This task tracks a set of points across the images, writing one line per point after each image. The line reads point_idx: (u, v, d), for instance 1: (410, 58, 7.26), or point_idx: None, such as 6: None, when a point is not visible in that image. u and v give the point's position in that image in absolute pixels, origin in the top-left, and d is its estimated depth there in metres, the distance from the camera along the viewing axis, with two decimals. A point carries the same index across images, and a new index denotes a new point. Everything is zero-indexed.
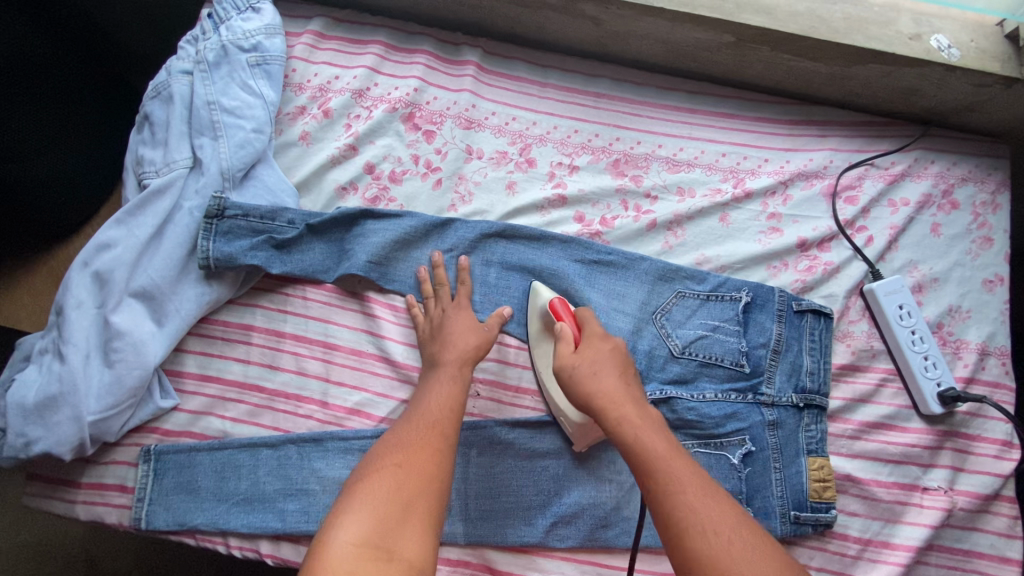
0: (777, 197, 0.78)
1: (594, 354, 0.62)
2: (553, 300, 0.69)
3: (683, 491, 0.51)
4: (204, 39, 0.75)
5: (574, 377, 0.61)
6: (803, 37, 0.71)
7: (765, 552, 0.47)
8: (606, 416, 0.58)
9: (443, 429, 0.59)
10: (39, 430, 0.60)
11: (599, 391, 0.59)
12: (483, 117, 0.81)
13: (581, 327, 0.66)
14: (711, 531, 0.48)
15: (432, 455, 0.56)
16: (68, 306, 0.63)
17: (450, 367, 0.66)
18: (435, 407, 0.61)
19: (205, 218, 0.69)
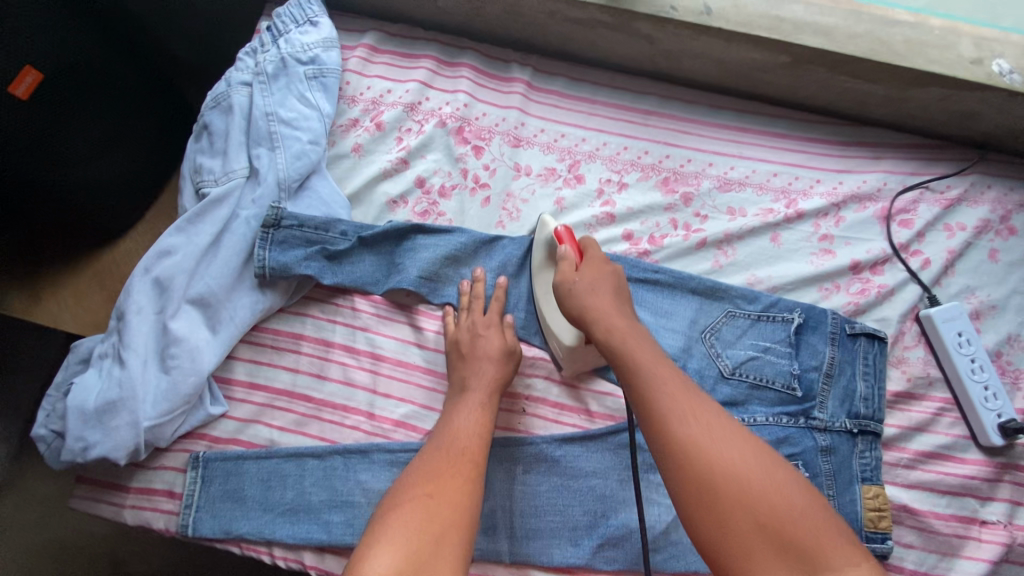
0: (829, 219, 0.78)
1: (594, 274, 0.64)
2: (559, 228, 0.69)
3: (667, 390, 0.53)
4: (263, 51, 0.77)
5: (569, 292, 0.63)
6: (863, 59, 0.71)
7: (746, 442, 0.50)
8: (597, 324, 0.60)
9: (474, 457, 0.59)
10: (97, 434, 0.60)
11: (590, 302, 0.61)
12: (532, 134, 0.81)
13: (583, 252, 0.67)
14: (693, 421, 0.50)
15: (464, 484, 0.55)
16: (130, 311, 0.64)
17: (478, 393, 0.66)
18: (464, 433, 0.61)
19: (263, 227, 0.70)
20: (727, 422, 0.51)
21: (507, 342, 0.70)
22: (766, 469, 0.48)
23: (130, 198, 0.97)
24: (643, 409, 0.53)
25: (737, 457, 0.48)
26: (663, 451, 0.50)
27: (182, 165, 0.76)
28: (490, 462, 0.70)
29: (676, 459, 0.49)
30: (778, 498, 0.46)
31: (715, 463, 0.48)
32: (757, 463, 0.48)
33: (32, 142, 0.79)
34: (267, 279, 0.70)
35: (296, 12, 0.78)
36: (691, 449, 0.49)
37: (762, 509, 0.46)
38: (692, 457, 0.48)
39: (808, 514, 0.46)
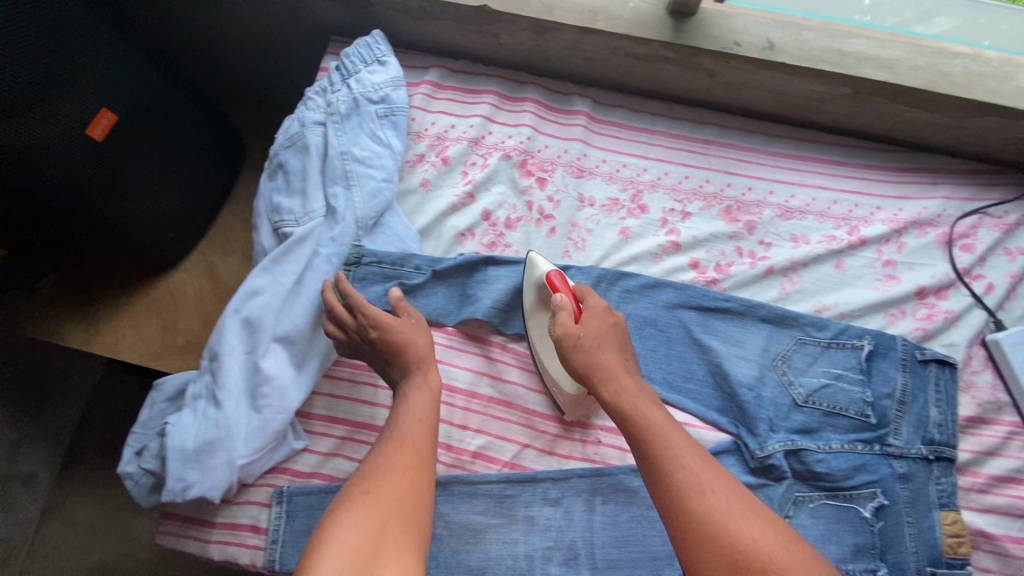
0: (891, 245, 0.79)
1: (598, 325, 0.65)
2: (552, 273, 0.70)
3: (677, 457, 0.55)
4: (333, 90, 0.78)
5: (576, 348, 0.64)
6: (924, 91, 0.72)
7: (756, 511, 0.52)
8: (605, 384, 0.62)
9: (423, 451, 0.57)
10: (196, 473, 0.62)
11: (597, 362, 0.63)
12: (594, 165, 0.83)
13: (582, 300, 0.68)
14: (705, 489, 0.52)
15: (408, 480, 0.54)
16: (223, 352, 0.66)
17: (421, 376, 0.64)
18: (413, 425, 0.59)
19: (345, 265, 0.72)
20: (737, 491, 0.53)
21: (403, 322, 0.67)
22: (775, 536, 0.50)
23: (188, 225, 1.01)
24: (656, 476, 0.55)
25: (749, 526, 0.50)
26: (677, 520, 0.52)
27: (257, 203, 0.78)
28: (569, 494, 0.70)
29: (691, 529, 0.51)
30: (787, 563, 0.48)
31: (727, 531, 0.49)
32: (764, 529, 0.50)
33: (103, 175, 0.85)
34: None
35: (365, 52, 0.80)
36: (705, 518, 0.50)
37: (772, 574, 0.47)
38: (705, 527, 0.50)
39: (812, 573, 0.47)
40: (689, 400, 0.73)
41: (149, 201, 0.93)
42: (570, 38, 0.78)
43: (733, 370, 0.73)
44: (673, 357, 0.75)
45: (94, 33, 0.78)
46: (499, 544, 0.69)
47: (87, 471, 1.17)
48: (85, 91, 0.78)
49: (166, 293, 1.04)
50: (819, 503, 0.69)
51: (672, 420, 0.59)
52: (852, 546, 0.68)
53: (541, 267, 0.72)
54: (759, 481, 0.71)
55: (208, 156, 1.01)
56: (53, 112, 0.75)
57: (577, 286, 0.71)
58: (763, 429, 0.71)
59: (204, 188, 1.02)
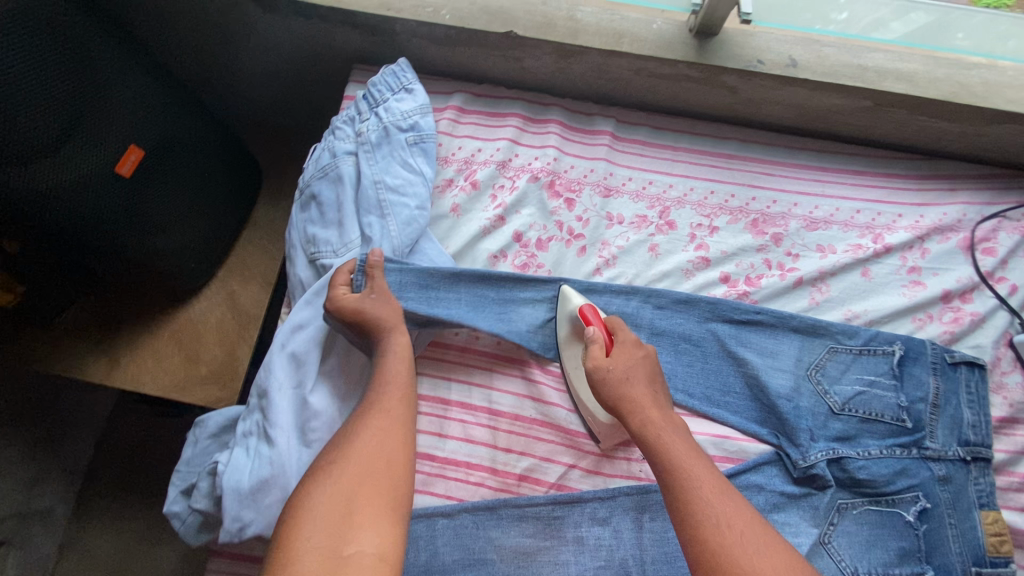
0: (915, 251, 0.80)
1: (627, 360, 0.66)
2: (584, 307, 0.71)
3: (699, 491, 0.55)
4: (362, 120, 0.79)
5: (605, 382, 0.65)
6: (945, 102, 0.74)
7: (777, 552, 0.51)
8: (633, 416, 0.62)
9: (399, 418, 0.60)
10: (252, 513, 0.62)
11: (628, 394, 0.63)
12: (621, 183, 0.84)
13: (613, 334, 0.69)
14: (724, 524, 0.53)
15: (382, 446, 0.57)
16: (272, 389, 0.67)
17: (396, 342, 0.66)
18: (388, 396, 0.62)
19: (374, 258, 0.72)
20: (760, 529, 0.53)
21: (363, 299, 0.67)
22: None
23: (208, 256, 1.01)
24: (675, 503, 0.56)
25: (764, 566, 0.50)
26: (692, 548, 0.53)
27: (289, 234, 0.79)
28: (617, 512, 0.71)
29: (706, 559, 0.51)
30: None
31: (742, 567, 0.50)
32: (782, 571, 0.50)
33: (127, 213, 0.84)
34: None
35: (391, 80, 0.81)
36: (721, 552, 0.51)
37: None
38: (720, 559, 0.51)
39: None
40: (729, 413, 0.74)
41: (170, 234, 0.92)
42: (595, 61, 0.79)
43: (770, 381, 0.74)
44: (710, 372, 0.76)
45: (120, 72, 0.79)
46: (550, 566, 0.69)
47: (103, 505, 1.17)
48: (113, 128, 0.78)
49: (188, 324, 1.03)
50: (861, 509, 0.70)
51: (701, 455, 0.59)
52: (898, 550, 0.69)
53: (575, 301, 0.73)
54: (803, 491, 0.72)
55: (226, 184, 1.01)
56: (83, 150, 0.75)
57: (608, 318, 0.72)
58: (804, 438, 0.72)
59: (223, 217, 1.02)
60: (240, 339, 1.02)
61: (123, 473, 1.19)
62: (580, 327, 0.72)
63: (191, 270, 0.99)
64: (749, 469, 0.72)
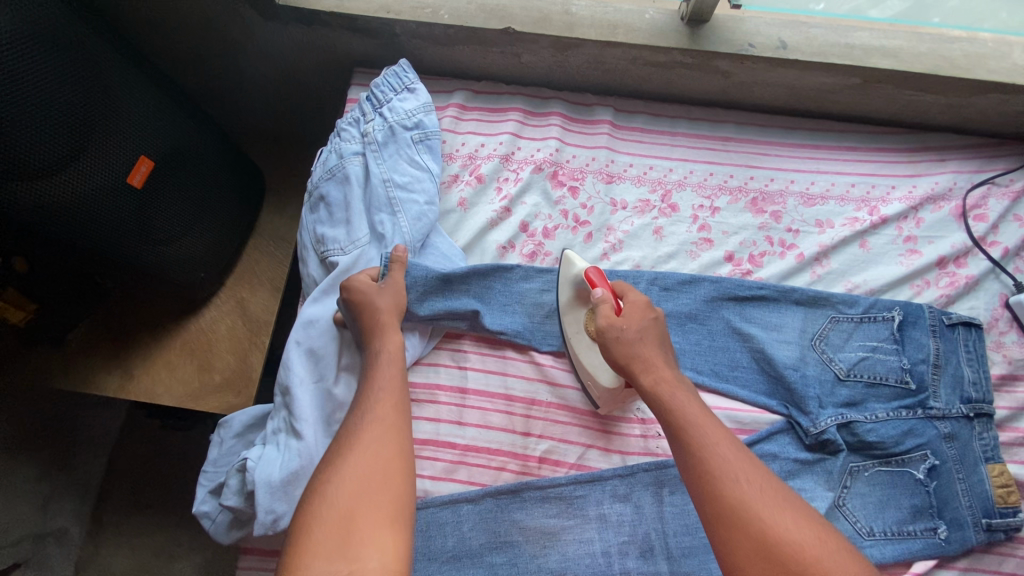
0: (909, 221, 0.83)
1: (638, 320, 0.69)
2: (589, 270, 0.73)
3: (713, 444, 0.57)
4: (367, 120, 0.81)
5: (615, 341, 0.68)
6: (930, 75, 0.77)
7: (795, 506, 0.52)
8: (646, 373, 0.65)
9: (393, 427, 0.57)
10: (284, 505, 0.64)
11: (640, 354, 0.66)
12: (622, 169, 0.86)
13: (622, 297, 0.72)
14: (741, 479, 0.54)
15: (378, 459, 0.53)
16: (294, 384, 0.68)
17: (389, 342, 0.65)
18: (380, 405, 0.59)
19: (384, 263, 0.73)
20: (775, 485, 0.54)
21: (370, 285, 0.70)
22: (811, 531, 0.50)
23: (217, 264, 1.02)
24: (689, 460, 0.57)
25: (781, 523, 0.51)
26: (707, 502, 0.54)
27: (300, 235, 0.80)
28: (637, 488, 0.73)
29: (722, 514, 0.52)
30: (824, 554, 0.49)
31: (760, 519, 0.51)
32: (801, 523, 0.51)
33: (140, 221, 0.85)
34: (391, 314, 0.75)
35: (394, 80, 0.82)
36: (739, 506, 0.52)
37: (805, 563, 0.48)
38: (737, 512, 0.52)
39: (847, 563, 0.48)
40: (738, 387, 0.76)
41: (183, 242, 0.93)
42: (592, 52, 0.82)
43: (776, 354, 0.76)
44: (717, 348, 0.78)
45: (130, 84, 0.81)
46: (575, 544, 0.71)
47: (119, 523, 1.16)
48: (123, 140, 0.79)
49: (199, 333, 1.04)
50: (873, 471, 0.72)
51: (712, 414, 0.61)
52: (910, 508, 0.71)
53: (577, 265, 0.75)
54: (816, 457, 0.73)
55: (234, 190, 1.02)
56: (92, 162, 0.76)
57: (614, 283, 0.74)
58: (813, 406, 0.73)
59: (232, 223, 1.03)
60: (252, 346, 1.03)
61: (139, 488, 1.18)
62: (582, 291, 0.75)
63: (203, 277, 1.00)
64: (763, 439, 0.74)
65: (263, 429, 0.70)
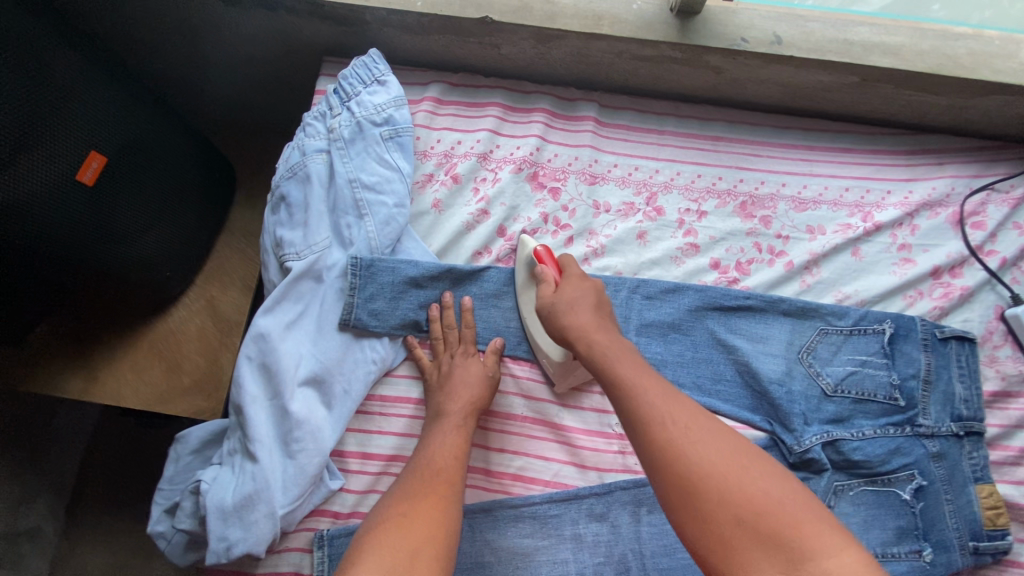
0: (904, 228, 0.79)
1: (573, 292, 0.66)
2: (538, 249, 0.71)
3: (667, 416, 0.53)
4: (333, 115, 0.76)
5: (554, 313, 0.65)
6: (931, 74, 0.73)
7: (761, 466, 0.50)
8: (580, 341, 0.62)
9: (449, 479, 0.60)
10: (238, 531, 0.61)
11: (571, 323, 0.64)
12: (606, 170, 0.81)
13: (563, 270, 0.69)
14: (651, 400, 0.54)
15: (436, 509, 0.56)
16: (246, 403, 0.65)
17: (455, 417, 0.66)
18: (440, 473, 0.60)
19: (348, 290, 0.70)
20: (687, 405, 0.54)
21: (482, 371, 0.70)
22: (749, 466, 0.50)
23: (184, 263, 0.95)
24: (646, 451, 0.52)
25: (725, 466, 0.49)
26: (676, 505, 0.49)
27: (261, 238, 0.75)
28: (614, 507, 0.70)
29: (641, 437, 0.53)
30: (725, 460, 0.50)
31: (709, 473, 0.49)
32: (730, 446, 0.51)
33: (97, 222, 0.78)
34: (351, 328, 0.71)
35: (363, 72, 0.77)
36: (652, 425, 0.53)
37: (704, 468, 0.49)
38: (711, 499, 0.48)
39: (817, 523, 0.46)
40: (721, 402, 0.73)
41: (148, 240, 0.86)
42: (575, 44, 0.77)
43: (761, 367, 0.73)
44: (701, 361, 0.74)
45: (77, 71, 0.73)
46: (549, 565, 0.68)
47: (96, 518, 1.09)
48: (71, 134, 0.72)
49: (167, 333, 0.97)
50: (858, 490, 0.70)
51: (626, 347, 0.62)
52: (895, 529, 0.69)
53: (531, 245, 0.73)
54: (800, 475, 0.71)
55: (199, 183, 0.95)
56: (39, 160, 0.69)
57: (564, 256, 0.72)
58: (797, 423, 0.70)
59: (199, 218, 0.96)
60: (222, 347, 0.97)
61: (115, 484, 1.12)
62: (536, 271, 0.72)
63: (170, 277, 0.93)
64: None
65: (221, 448, 0.67)
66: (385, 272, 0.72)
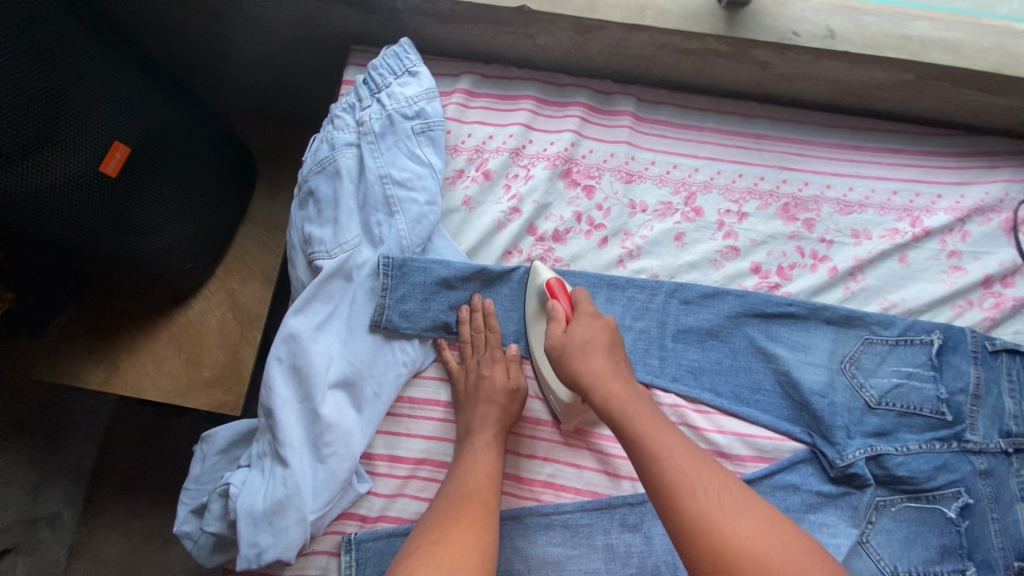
0: (954, 234, 0.76)
1: (585, 332, 0.62)
2: (552, 281, 0.67)
3: (685, 467, 0.52)
4: (363, 107, 0.73)
5: (563, 356, 0.61)
6: (993, 73, 0.69)
7: (767, 514, 0.50)
8: (593, 391, 0.58)
9: (483, 499, 0.59)
10: (269, 536, 0.60)
11: (584, 370, 0.59)
12: (643, 168, 0.78)
13: (575, 306, 0.65)
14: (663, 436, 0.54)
15: (472, 538, 0.55)
16: (277, 406, 0.63)
17: (485, 433, 0.65)
18: (472, 499, 0.59)
19: (381, 290, 0.68)
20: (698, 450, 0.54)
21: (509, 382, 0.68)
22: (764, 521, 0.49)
23: (207, 256, 0.93)
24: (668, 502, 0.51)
25: (740, 519, 0.49)
26: (695, 561, 0.48)
27: (288, 233, 0.73)
28: (647, 517, 0.68)
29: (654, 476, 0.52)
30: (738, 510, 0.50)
31: (722, 522, 0.49)
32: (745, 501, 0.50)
33: (120, 214, 0.76)
34: (381, 329, 0.69)
35: (393, 63, 0.74)
36: (664, 463, 0.52)
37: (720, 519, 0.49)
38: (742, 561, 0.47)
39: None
40: (759, 412, 0.71)
41: (172, 233, 0.84)
42: (615, 36, 0.73)
43: (803, 378, 0.70)
44: (739, 369, 0.72)
45: (100, 59, 0.71)
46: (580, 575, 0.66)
47: (112, 507, 1.08)
48: (92, 123, 0.69)
49: (188, 325, 0.95)
50: (901, 507, 0.68)
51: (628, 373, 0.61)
52: (938, 547, 0.66)
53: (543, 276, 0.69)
54: (841, 490, 0.69)
55: (222, 173, 0.92)
56: (62, 152, 0.67)
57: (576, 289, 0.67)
58: (840, 436, 0.68)
59: (222, 210, 0.93)
60: (243, 339, 0.95)
61: (131, 472, 1.10)
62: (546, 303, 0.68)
63: (193, 270, 0.91)
64: (784, 469, 0.69)
65: (250, 448, 0.66)
66: (417, 273, 0.70)
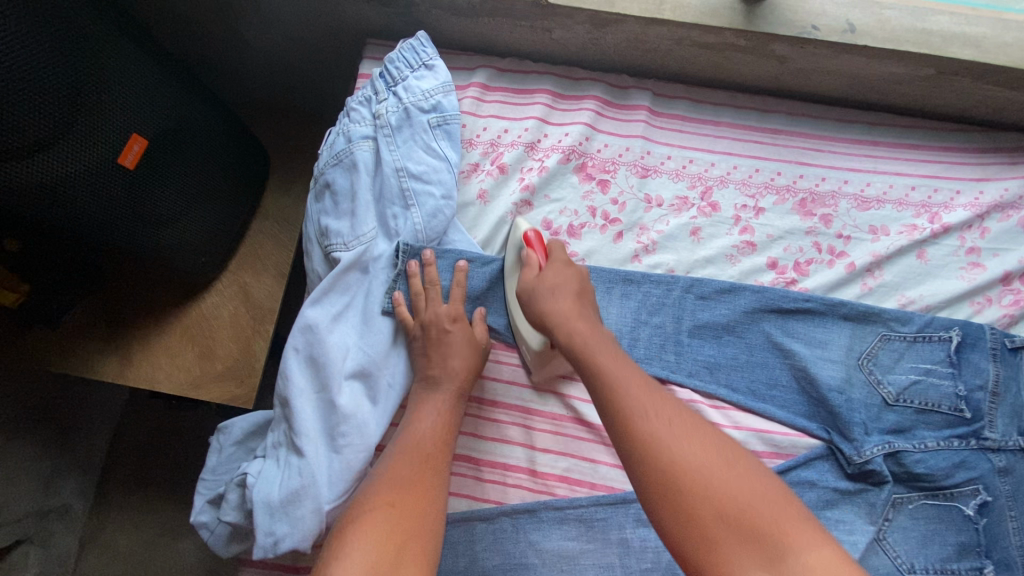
0: (974, 230, 0.75)
1: (557, 277, 0.64)
2: (529, 232, 0.68)
3: (650, 414, 0.51)
4: (379, 99, 0.73)
5: (534, 297, 0.64)
6: (1015, 68, 0.69)
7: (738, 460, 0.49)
8: (559, 328, 0.61)
9: (435, 457, 0.58)
10: (285, 525, 0.61)
11: (551, 310, 0.62)
12: (658, 162, 0.78)
13: (548, 253, 0.68)
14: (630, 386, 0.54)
15: (423, 498, 0.53)
16: (294, 396, 0.64)
17: (445, 394, 0.65)
18: (423, 458, 0.58)
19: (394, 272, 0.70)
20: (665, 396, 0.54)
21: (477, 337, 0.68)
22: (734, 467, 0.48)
23: (220, 248, 0.93)
24: (638, 460, 0.49)
25: (706, 461, 0.48)
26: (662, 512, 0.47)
27: (304, 226, 0.74)
28: None
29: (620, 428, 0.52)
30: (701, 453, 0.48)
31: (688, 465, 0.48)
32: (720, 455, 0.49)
33: (140, 206, 0.77)
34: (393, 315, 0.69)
35: (411, 56, 0.75)
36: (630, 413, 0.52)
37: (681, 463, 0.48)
38: (705, 514, 0.45)
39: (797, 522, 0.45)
40: (775, 408, 0.70)
41: (187, 223, 0.85)
42: (632, 30, 0.73)
43: (819, 373, 0.70)
44: (756, 365, 0.71)
45: (120, 51, 0.70)
46: (595, 569, 0.66)
47: (123, 498, 1.09)
48: (114, 116, 0.70)
49: (199, 318, 0.95)
50: (918, 504, 0.67)
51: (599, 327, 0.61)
52: (956, 545, 0.66)
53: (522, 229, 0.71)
54: (858, 487, 0.68)
55: (237, 165, 0.93)
56: (86, 146, 0.67)
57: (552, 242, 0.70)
58: (858, 433, 0.68)
59: (236, 200, 0.94)
60: (255, 333, 0.95)
61: (141, 464, 1.11)
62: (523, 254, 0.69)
63: (207, 261, 0.92)
64: (800, 464, 0.68)
65: (265, 439, 0.67)
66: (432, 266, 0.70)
